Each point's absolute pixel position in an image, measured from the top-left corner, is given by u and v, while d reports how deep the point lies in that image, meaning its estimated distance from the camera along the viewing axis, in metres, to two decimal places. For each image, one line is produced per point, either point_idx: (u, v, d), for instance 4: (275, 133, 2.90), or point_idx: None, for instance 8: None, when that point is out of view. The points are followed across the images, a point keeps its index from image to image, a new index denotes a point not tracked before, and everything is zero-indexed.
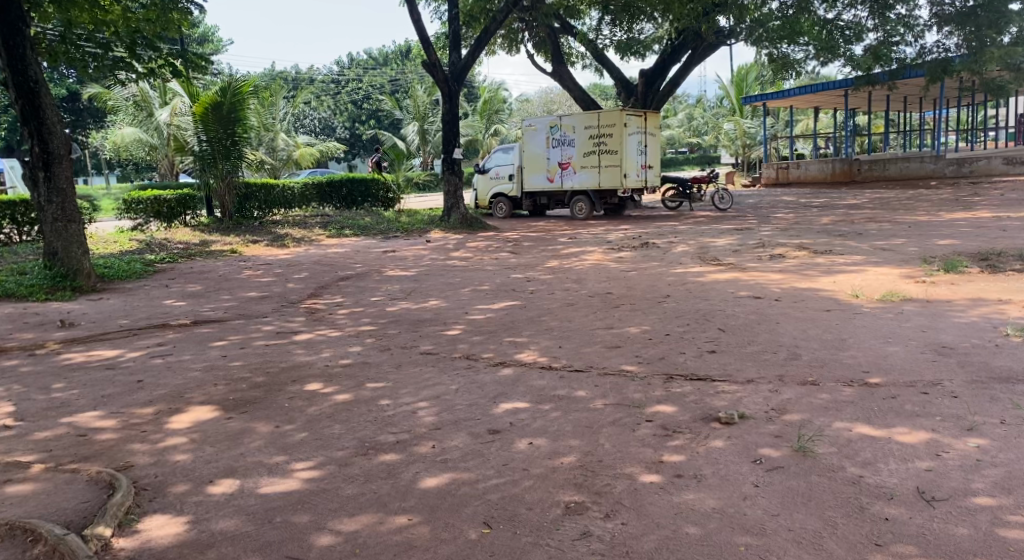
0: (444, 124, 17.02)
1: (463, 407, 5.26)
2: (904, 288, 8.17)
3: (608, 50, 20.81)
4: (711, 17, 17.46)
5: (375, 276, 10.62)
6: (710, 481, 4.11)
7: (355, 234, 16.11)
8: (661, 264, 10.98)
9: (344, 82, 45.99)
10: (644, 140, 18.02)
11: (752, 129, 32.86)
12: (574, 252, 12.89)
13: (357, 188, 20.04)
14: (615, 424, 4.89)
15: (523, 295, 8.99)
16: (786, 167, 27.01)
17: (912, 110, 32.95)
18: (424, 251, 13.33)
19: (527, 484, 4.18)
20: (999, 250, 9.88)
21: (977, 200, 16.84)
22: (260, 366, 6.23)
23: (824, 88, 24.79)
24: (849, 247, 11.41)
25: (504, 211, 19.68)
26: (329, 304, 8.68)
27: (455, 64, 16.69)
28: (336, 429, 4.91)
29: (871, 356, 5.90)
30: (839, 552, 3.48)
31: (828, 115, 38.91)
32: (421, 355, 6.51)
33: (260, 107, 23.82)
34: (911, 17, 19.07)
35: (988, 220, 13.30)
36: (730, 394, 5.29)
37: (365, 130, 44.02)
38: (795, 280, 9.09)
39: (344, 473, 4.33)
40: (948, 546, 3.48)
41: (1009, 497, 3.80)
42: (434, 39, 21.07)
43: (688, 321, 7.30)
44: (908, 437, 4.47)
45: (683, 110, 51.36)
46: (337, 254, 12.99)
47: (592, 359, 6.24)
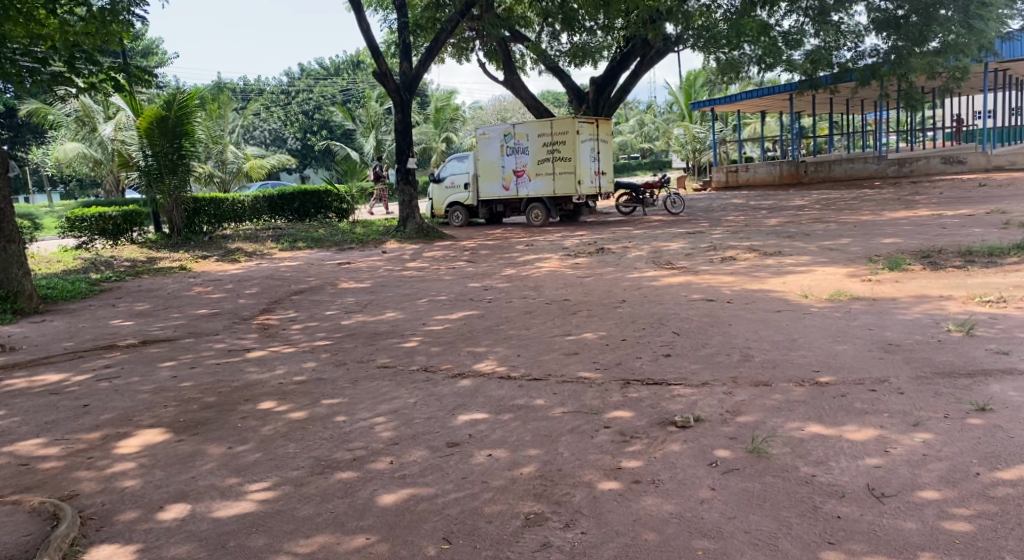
0: (397, 134, 16.90)
1: (421, 420, 5.22)
2: (852, 286, 8.37)
3: (559, 60, 20.91)
4: (658, 24, 17.71)
5: (329, 289, 10.51)
6: (668, 486, 4.15)
7: (308, 247, 15.93)
8: (615, 269, 11.06)
9: (294, 92, 45.56)
10: (596, 147, 18.18)
11: (701, 135, 33.36)
12: (531, 259, 12.90)
13: (310, 200, 19.73)
14: (574, 432, 4.90)
15: (481, 305, 8.97)
16: (735, 170, 27.39)
17: (854, 112, 33.76)
18: (379, 262, 13.23)
19: (487, 496, 4.16)
20: (940, 247, 10.14)
21: (918, 198, 17.28)
22: (212, 386, 6.10)
23: (769, 92, 25.38)
24: (798, 248, 11.61)
25: (461, 220, 19.60)
26: (282, 320, 8.55)
27: (406, 73, 16.52)
28: (291, 448, 4.83)
29: (820, 356, 6.01)
30: (793, 552, 3.53)
31: (775, 119, 39.73)
32: (378, 369, 6.44)
33: (207, 120, 23.43)
34: (849, 25, 19.54)
35: (929, 218, 13.66)
36: (684, 398, 5.35)
37: (317, 141, 43.71)
38: (748, 282, 9.23)
39: (301, 493, 4.26)
40: (897, 541, 3.55)
41: (954, 490, 3.90)
42: (384, 48, 20.95)
43: (643, 325, 7.37)
44: (857, 434, 4.57)
45: (634, 116, 51.98)
46: (290, 268, 12.83)
47: (550, 367, 6.25)
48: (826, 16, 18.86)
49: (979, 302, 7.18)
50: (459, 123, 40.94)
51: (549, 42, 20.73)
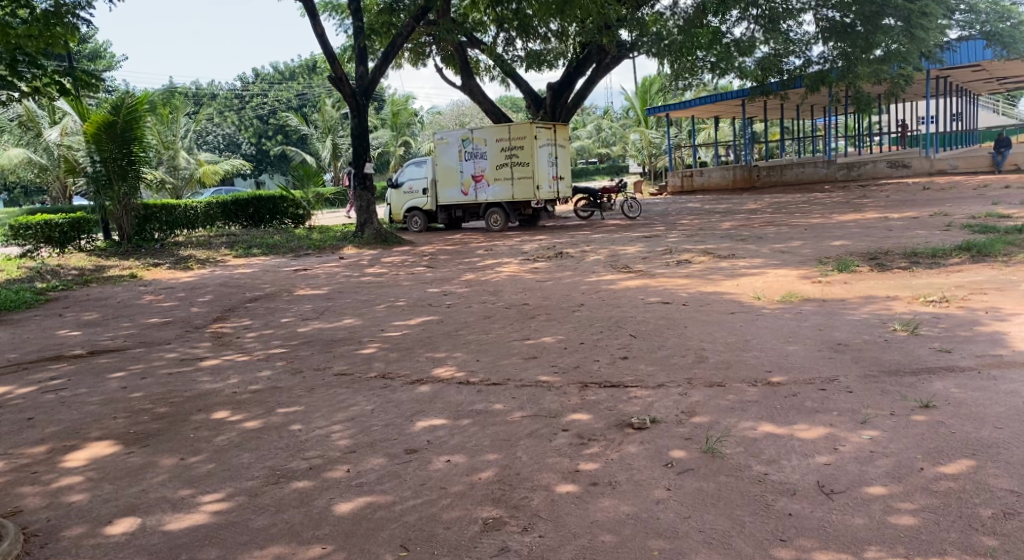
0: (354, 139, 16.76)
1: (378, 427, 5.19)
2: (802, 288, 8.53)
3: (515, 65, 20.97)
4: (612, 31, 17.93)
5: (284, 296, 10.40)
6: (625, 487, 4.19)
7: (263, 253, 15.73)
8: (573, 273, 11.15)
9: (248, 97, 45.03)
10: (554, 152, 18.31)
11: (657, 140, 33.81)
12: (489, 264, 12.91)
13: (265, 205, 19.48)
14: (533, 436, 4.92)
15: (440, 310, 8.95)
16: (690, 175, 27.69)
17: (804, 116, 34.48)
18: (337, 268, 13.13)
19: (445, 502, 4.16)
20: (886, 249, 10.41)
21: (866, 202, 17.71)
22: (163, 397, 5.99)
23: (721, 98, 25.82)
24: (750, 252, 11.81)
25: (420, 225, 19.54)
26: (236, 328, 8.44)
27: (362, 78, 16.40)
28: (245, 458, 4.78)
29: (773, 356, 6.12)
30: (746, 550, 3.59)
31: (728, 124, 40.41)
32: (335, 377, 6.38)
33: (158, 124, 23.06)
34: (797, 33, 19.95)
35: (876, 221, 14.01)
36: (641, 399, 5.41)
37: (271, 146, 43.25)
38: (702, 285, 9.36)
39: (255, 504, 4.21)
40: (846, 536, 3.63)
41: (899, 485, 4.00)
42: (339, 53, 20.80)
43: (600, 329, 7.42)
44: (807, 433, 4.66)
45: (591, 121, 52.42)
46: (245, 275, 12.66)
47: (509, 371, 6.25)
48: (775, 24, 19.17)
49: (923, 302, 7.37)
50: (415, 127, 40.85)
51: (506, 47, 20.76)
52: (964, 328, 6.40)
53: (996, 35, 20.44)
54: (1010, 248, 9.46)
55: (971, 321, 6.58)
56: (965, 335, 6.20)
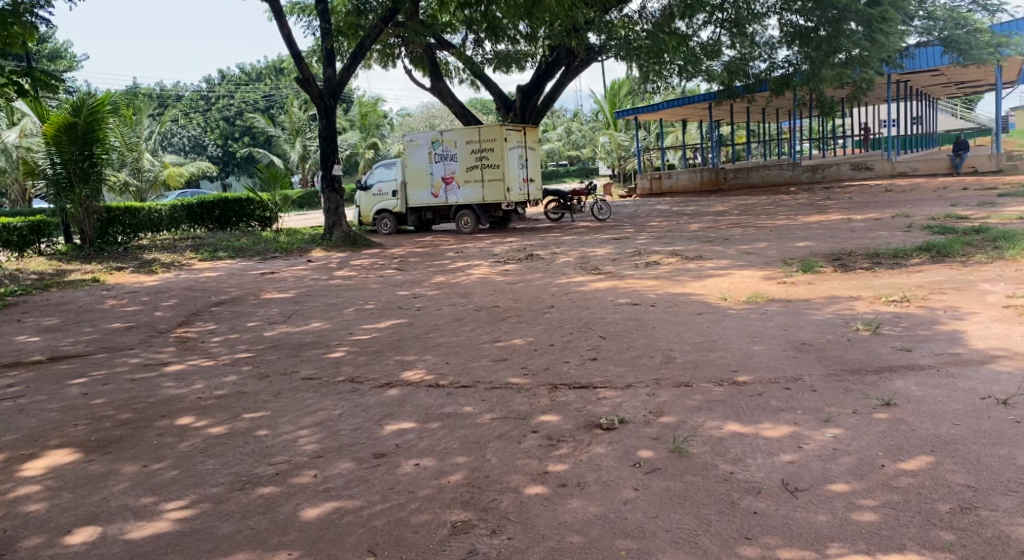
0: (323, 141, 16.62)
1: (346, 432, 5.16)
2: (768, 288, 8.64)
3: (484, 67, 20.97)
4: (580, 34, 17.97)
5: (251, 300, 10.29)
6: (593, 488, 4.21)
7: (230, 256, 15.56)
8: (543, 275, 11.19)
9: (214, 98, 44.52)
10: (524, 155, 18.35)
11: (626, 142, 34.09)
12: (460, 266, 12.88)
13: (231, 208, 19.27)
14: (502, 438, 4.92)
15: (409, 313, 8.92)
16: (659, 177, 27.87)
17: (770, 119, 34.94)
18: (304, 271, 13.02)
19: (413, 506, 4.14)
20: (850, 250, 10.59)
21: (829, 204, 18.00)
22: (126, 403, 5.89)
23: (689, 101, 26.10)
24: (717, 253, 11.93)
25: (389, 227, 19.43)
26: (201, 332, 8.33)
27: (330, 80, 16.28)
28: (210, 464, 4.72)
29: (739, 356, 6.19)
30: (712, 549, 3.62)
31: (696, 127, 40.85)
32: (302, 381, 6.32)
33: (121, 126, 22.68)
34: (763, 37, 20.19)
35: (840, 222, 14.23)
36: (610, 400, 5.43)
37: (238, 148, 42.82)
38: (671, 286, 9.43)
39: (219, 510, 4.16)
40: (809, 534, 3.68)
41: (861, 482, 4.06)
42: (307, 55, 20.64)
43: (570, 330, 7.44)
44: (773, 432, 4.72)
45: (561, 124, 52.65)
46: (210, 278, 12.51)
47: (479, 374, 6.25)
48: (741, 28, 19.37)
49: (885, 302, 7.50)
50: (384, 129, 40.66)
51: (475, 50, 20.73)
52: (924, 327, 6.51)
53: (952, 42, 20.73)
54: (968, 249, 9.68)
55: (931, 320, 6.70)
56: (925, 334, 6.32)
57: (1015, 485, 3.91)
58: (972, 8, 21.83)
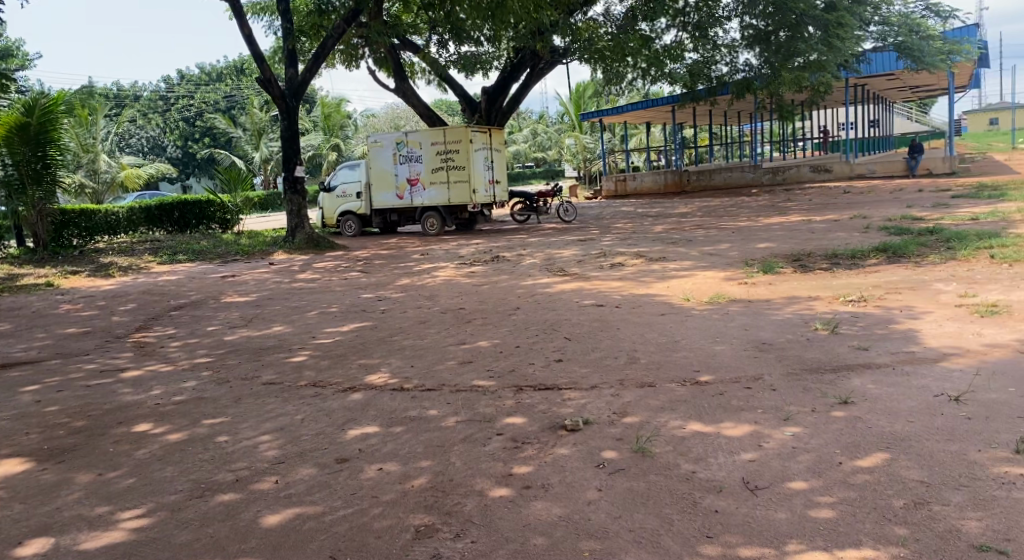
0: (285, 142, 16.42)
1: (308, 437, 5.10)
2: (730, 289, 8.75)
3: (448, 69, 20.90)
4: (545, 36, 17.99)
5: (211, 304, 10.14)
6: (557, 490, 4.21)
7: (189, 259, 15.33)
8: (509, 276, 11.21)
9: (174, 98, 43.83)
10: (490, 156, 18.34)
11: (591, 144, 34.31)
12: (425, 268, 12.82)
13: (191, 210, 18.97)
14: (466, 441, 4.91)
15: (373, 316, 8.86)
16: (623, 179, 28.07)
17: (732, 121, 35.39)
18: (266, 274, 12.88)
19: (376, 511, 4.11)
20: (810, 250, 10.77)
21: (790, 205, 18.29)
22: (80, 410, 5.77)
23: (653, 103, 26.32)
24: (681, 254, 12.07)
25: (353, 229, 19.27)
26: (159, 337, 8.19)
27: (291, 80, 16.12)
28: (168, 472, 4.63)
29: (701, 356, 6.25)
30: (674, 549, 3.65)
31: (660, 129, 41.25)
32: (263, 386, 6.24)
33: (75, 127, 22.22)
34: (725, 40, 20.41)
35: (800, 223, 14.47)
36: (575, 401, 5.45)
37: (198, 149, 42.27)
38: (635, 287, 9.50)
39: (177, 519, 4.09)
40: (768, 531, 3.72)
41: (819, 480, 4.12)
42: (268, 55, 20.43)
43: (536, 332, 7.45)
44: (734, 431, 4.77)
45: (527, 126, 52.77)
46: (169, 282, 12.30)
47: (444, 377, 6.22)
48: (703, 32, 19.57)
49: (843, 301, 7.63)
50: (347, 130, 40.37)
51: (439, 51, 20.65)
52: (881, 326, 6.64)
53: (907, 48, 21.20)
54: (923, 249, 9.89)
55: (888, 319, 6.84)
56: (881, 333, 6.44)
57: (966, 479, 3.99)
58: (925, 15, 22.34)
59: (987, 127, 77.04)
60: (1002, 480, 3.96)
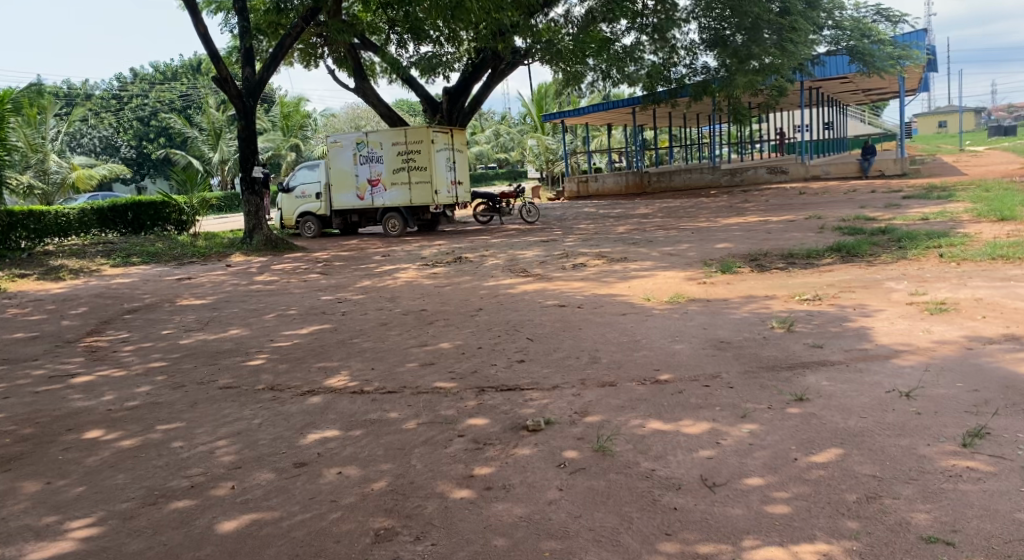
0: (242, 142, 16.18)
1: (265, 442, 5.03)
2: (690, 288, 8.83)
3: (409, 69, 20.81)
4: (506, 37, 17.98)
5: (166, 307, 9.95)
6: (518, 491, 4.21)
7: (144, 262, 15.06)
8: (471, 278, 11.18)
9: (127, 98, 42.98)
10: (452, 157, 18.28)
11: (553, 145, 34.41)
12: (386, 270, 12.73)
13: (145, 211, 18.63)
14: (427, 444, 4.88)
15: (334, 318, 8.77)
16: (585, 180, 28.24)
17: (692, 123, 35.76)
18: (224, 276, 12.69)
19: (335, 516, 4.07)
20: (768, 250, 10.92)
21: (748, 206, 18.54)
22: (28, 417, 5.62)
23: (613, 105, 26.49)
24: (642, 254, 12.17)
25: (313, 230, 19.08)
26: (112, 341, 8.02)
27: (249, 79, 15.89)
28: (120, 479, 4.53)
29: (660, 355, 6.30)
30: (633, 546, 3.67)
31: (621, 132, 41.54)
32: (220, 390, 6.15)
33: (24, 126, 21.66)
34: (685, 42, 20.62)
35: (758, 224, 14.67)
36: (536, 401, 5.45)
37: (153, 149, 41.54)
38: (597, 287, 9.55)
39: (129, 527, 4.01)
40: (725, 527, 3.77)
41: (775, 476, 4.18)
42: (226, 54, 20.16)
43: (498, 333, 7.44)
44: (692, 429, 4.81)
45: (489, 126, 52.77)
46: (122, 285, 12.05)
47: (405, 379, 6.18)
48: (661, 34, 19.74)
49: (799, 301, 7.75)
50: (307, 130, 39.94)
51: (400, 51, 20.54)
52: (835, 324, 6.76)
53: (858, 52, 21.69)
54: (875, 249, 10.09)
55: (842, 317, 6.97)
56: (835, 331, 6.56)
57: (915, 473, 4.08)
58: (875, 19, 22.82)
59: (937, 130, 78.92)
60: (950, 473, 4.05)
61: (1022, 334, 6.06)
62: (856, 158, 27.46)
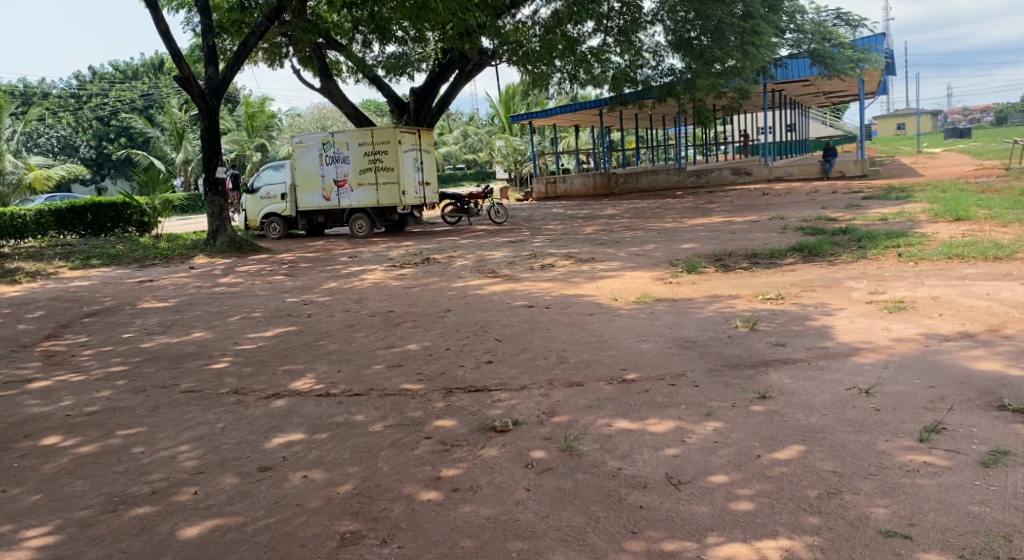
0: (205, 142, 15.97)
1: (229, 446, 4.97)
2: (656, 288, 8.90)
3: (376, 69, 20.69)
4: (473, 38, 17.94)
5: (126, 310, 9.79)
6: (485, 492, 4.20)
7: (103, 264, 14.80)
8: (439, 279, 11.15)
9: (85, 97, 42.18)
10: (419, 157, 18.20)
11: (521, 146, 34.48)
12: (353, 271, 12.65)
13: (105, 213, 18.30)
14: (394, 446, 4.85)
15: (299, 320, 8.69)
16: (554, 181, 28.45)
17: (658, 125, 36.04)
18: (187, 278, 12.52)
19: (300, 520, 4.03)
20: (733, 250, 11.04)
21: (713, 207, 18.73)
22: None
23: (581, 106, 26.59)
24: (609, 254, 12.24)
25: (279, 232, 18.89)
26: (70, 346, 7.87)
27: (212, 78, 15.68)
28: (78, 486, 4.45)
29: (628, 355, 6.33)
30: (600, 545, 3.69)
31: (588, 133, 41.75)
32: (182, 394, 6.06)
33: None
34: (651, 45, 20.78)
35: (723, 224, 14.84)
36: (504, 402, 5.46)
37: (113, 150, 40.89)
38: (564, 288, 9.58)
39: (88, 535, 3.94)
40: (690, 525, 3.80)
41: (739, 473, 4.23)
42: (188, 52, 19.87)
43: (466, 334, 7.43)
44: (659, 427, 4.84)
45: (457, 127, 52.71)
46: (81, 288, 11.83)
47: (372, 381, 6.15)
48: (628, 37, 19.86)
49: (763, 300, 7.84)
50: (272, 130, 39.57)
51: (366, 51, 20.42)
52: (798, 323, 6.85)
53: (819, 55, 22.00)
54: (836, 249, 10.24)
55: (805, 316, 7.07)
56: (798, 329, 6.65)
57: (875, 468, 4.15)
58: (835, 23, 23.19)
59: (897, 132, 80.46)
60: (908, 468, 4.12)
61: (976, 332, 6.19)
62: (819, 158, 30.47)
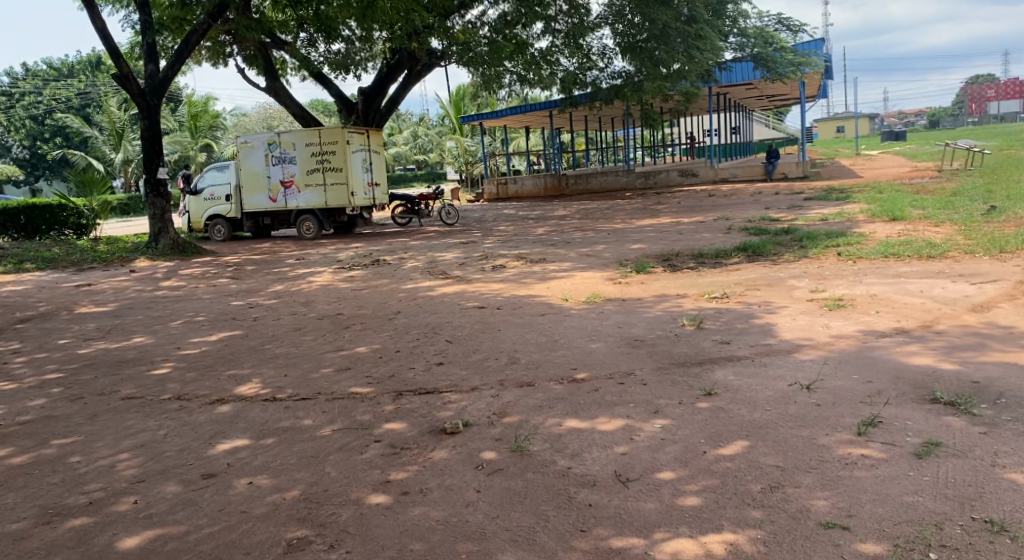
0: (145, 142, 15.59)
1: (171, 453, 4.86)
2: (606, 288, 8.97)
3: (322, 68, 20.45)
4: (421, 38, 17.83)
5: (63, 315, 9.50)
6: (434, 495, 4.18)
7: (38, 267, 14.35)
8: (390, 280, 11.08)
9: (17, 95, 40.80)
10: (369, 158, 18.04)
11: (472, 147, 34.47)
12: (301, 274, 12.49)
13: (40, 214, 17.73)
14: (342, 450, 4.80)
15: (245, 324, 8.54)
16: (505, 183, 28.58)
17: (607, 126, 36.39)
18: (128, 282, 12.21)
19: (245, 527, 3.96)
20: (681, 250, 11.21)
21: (660, 207, 19.00)
22: None
23: (531, 108, 26.70)
24: (559, 255, 12.32)
25: (224, 233, 18.58)
26: (2, 352, 7.60)
27: (152, 77, 15.29)
28: (10, 499, 4.30)
29: (577, 354, 6.37)
30: (548, 544, 3.71)
31: (538, 134, 41.94)
32: (122, 401, 5.91)
33: None
34: (599, 48, 20.97)
35: (670, 224, 15.06)
36: (454, 404, 5.44)
37: (49, 150, 39.80)
38: (514, 288, 9.59)
39: (20, 549, 3.82)
40: (637, 521, 3.84)
41: (686, 469, 4.28)
42: (127, 50, 19.37)
43: (416, 336, 7.38)
44: (608, 425, 4.88)
45: (408, 127, 52.48)
46: (14, 293, 11.44)
47: (319, 385, 6.07)
48: (576, 40, 20.02)
49: (710, 298, 7.97)
50: (216, 130, 38.81)
51: (312, 50, 20.17)
52: (743, 321, 6.98)
53: (762, 59, 22.45)
54: (779, 248, 10.46)
55: (750, 314, 7.20)
56: (742, 327, 6.78)
57: (815, 462, 4.25)
58: (777, 28, 23.68)
59: (837, 135, 82.68)
60: (847, 461, 4.23)
61: (911, 328, 6.39)
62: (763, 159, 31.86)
